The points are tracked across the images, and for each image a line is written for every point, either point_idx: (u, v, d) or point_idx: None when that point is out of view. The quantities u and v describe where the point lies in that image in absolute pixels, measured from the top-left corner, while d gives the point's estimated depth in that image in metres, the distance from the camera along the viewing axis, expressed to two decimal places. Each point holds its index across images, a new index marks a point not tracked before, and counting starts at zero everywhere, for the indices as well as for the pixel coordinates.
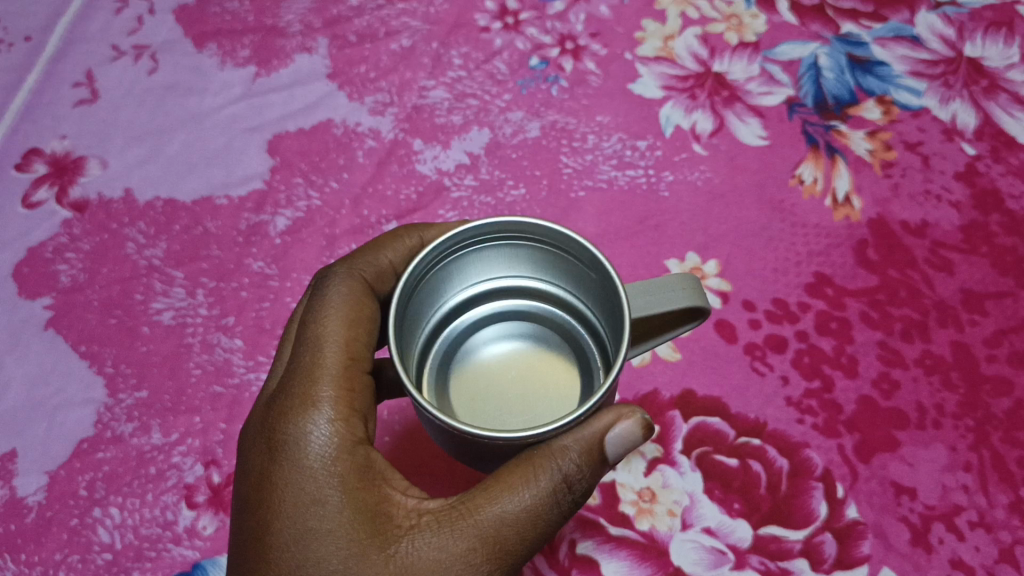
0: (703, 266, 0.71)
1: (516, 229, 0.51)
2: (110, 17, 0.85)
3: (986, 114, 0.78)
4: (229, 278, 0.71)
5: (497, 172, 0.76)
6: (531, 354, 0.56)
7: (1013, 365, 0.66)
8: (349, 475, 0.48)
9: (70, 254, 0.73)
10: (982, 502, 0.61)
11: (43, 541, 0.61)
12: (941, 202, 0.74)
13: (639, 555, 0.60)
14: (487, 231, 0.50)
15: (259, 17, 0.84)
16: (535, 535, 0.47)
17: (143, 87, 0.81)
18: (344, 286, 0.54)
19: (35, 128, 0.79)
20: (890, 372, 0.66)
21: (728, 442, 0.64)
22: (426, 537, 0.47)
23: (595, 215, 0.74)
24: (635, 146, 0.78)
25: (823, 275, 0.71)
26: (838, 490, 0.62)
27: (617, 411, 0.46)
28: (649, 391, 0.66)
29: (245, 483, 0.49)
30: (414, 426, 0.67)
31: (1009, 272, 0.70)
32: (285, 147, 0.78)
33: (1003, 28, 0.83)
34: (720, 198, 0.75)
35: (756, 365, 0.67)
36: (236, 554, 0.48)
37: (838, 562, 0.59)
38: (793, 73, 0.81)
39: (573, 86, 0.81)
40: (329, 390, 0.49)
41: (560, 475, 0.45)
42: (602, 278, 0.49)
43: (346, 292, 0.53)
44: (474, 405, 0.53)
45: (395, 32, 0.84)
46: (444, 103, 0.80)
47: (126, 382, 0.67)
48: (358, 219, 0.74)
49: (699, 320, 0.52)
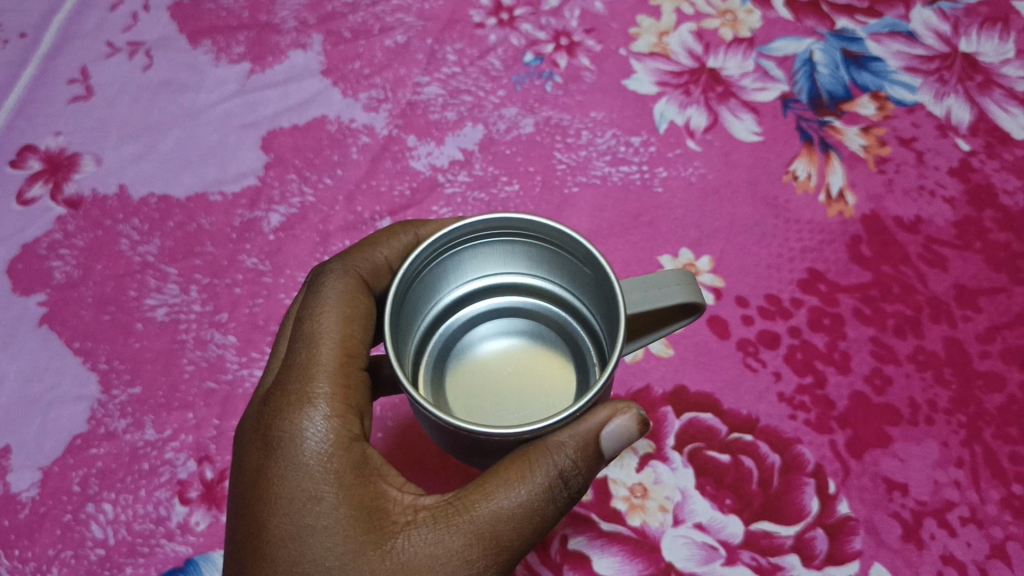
0: (696, 262, 0.71)
1: (511, 226, 0.50)
2: (105, 13, 0.85)
3: (981, 109, 0.78)
4: (223, 274, 0.71)
5: (492, 169, 0.76)
6: (528, 350, 0.56)
7: (1006, 361, 0.66)
8: (345, 472, 0.48)
9: (65, 250, 0.73)
10: (974, 498, 0.61)
11: (37, 537, 0.61)
12: (935, 197, 0.74)
13: (631, 550, 0.60)
14: (482, 228, 0.50)
15: (254, 14, 0.84)
16: (531, 531, 0.47)
17: (138, 84, 0.81)
18: (340, 282, 0.53)
19: (30, 124, 0.79)
20: (882, 368, 0.66)
21: (720, 438, 0.64)
22: (422, 533, 0.47)
23: (588, 211, 0.74)
24: (629, 142, 0.78)
25: (816, 271, 0.71)
26: (830, 486, 0.62)
27: (613, 407, 0.46)
28: (642, 387, 0.66)
29: (241, 480, 0.49)
30: (407, 422, 0.67)
31: (1003, 268, 0.70)
32: (279, 144, 0.78)
33: (999, 24, 0.83)
34: (714, 193, 0.75)
35: (749, 360, 0.67)
36: (233, 551, 0.48)
37: (830, 558, 0.59)
38: (788, 69, 0.81)
39: (567, 82, 0.81)
40: (324, 387, 0.49)
41: (556, 471, 0.45)
42: (597, 274, 0.49)
43: (341, 289, 0.53)
44: (470, 402, 0.53)
45: (389, 28, 0.84)
46: (439, 99, 0.80)
47: (120, 378, 0.67)
48: (352, 215, 0.74)
49: (694, 316, 0.52)
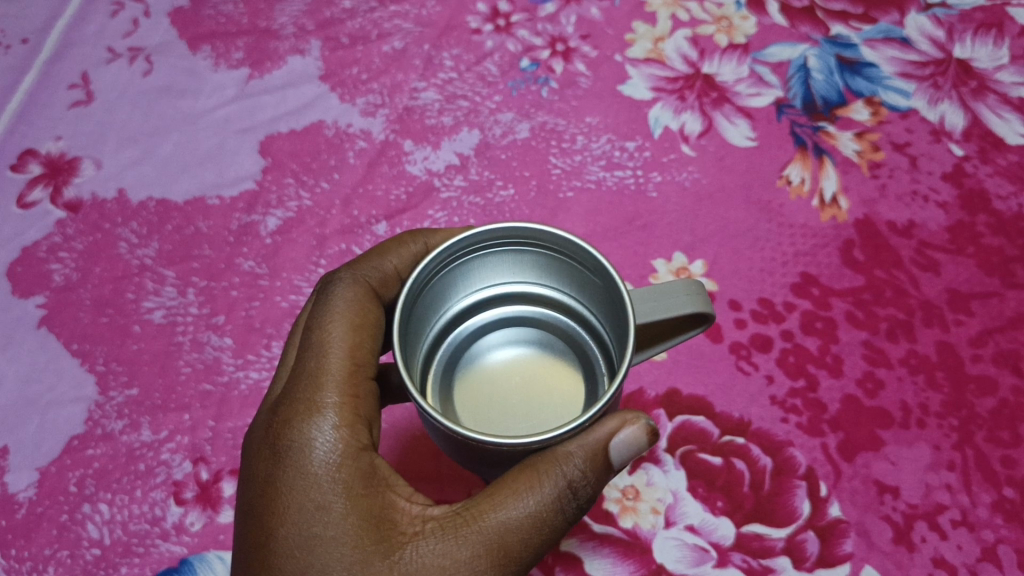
0: (690, 267, 0.72)
1: (520, 235, 0.51)
2: (106, 19, 0.86)
3: (974, 114, 0.78)
4: (219, 277, 0.72)
5: (486, 173, 0.77)
6: (535, 359, 0.57)
7: (997, 364, 0.67)
8: (354, 482, 0.48)
9: (63, 253, 0.74)
10: (965, 502, 0.62)
11: (34, 537, 0.62)
12: (928, 202, 0.74)
13: (622, 552, 0.60)
14: (491, 237, 0.51)
15: (253, 20, 0.85)
16: (539, 542, 0.48)
17: (138, 89, 0.82)
18: (350, 292, 0.54)
19: (32, 129, 0.80)
20: (874, 372, 0.66)
21: (712, 441, 0.64)
22: (429, 544, 0.47)
23: (583, 216, 0.75)
24: (624, 147, 0.78)
25: (809, 275, 0.71)
26: (822, 489, 0.62)
27: (623, 416, 0.46)
28: (634, 391, 0.66)
29: (249, 489, 0.50)
30: (401, 424, 0.67)
31: (995, 272, 0.71)
32: (276, 148, 0.78)
33: (993, 30, 0.83)
34: (708, 198, 0.75)
35: (742, 364, 0.67)
36: (240, 559, 0.48)
37: (820, 560, 0.60)
38: (782, 74, 0.81)
39: (563, 88, 0.82)
40: (333, 397, 0.50)
41: (565, 481, 0.46)
42: (606, 283, 0.49)
43: (351, 298, 0.54)
44: (478, 411, 0.53)
45: (387, 35, 0.85)
46: (435, 104, 0.81)
47: (117, 380, 0.68)
48: (348, 219, 0.75)
49: (702, 326, 0.52)
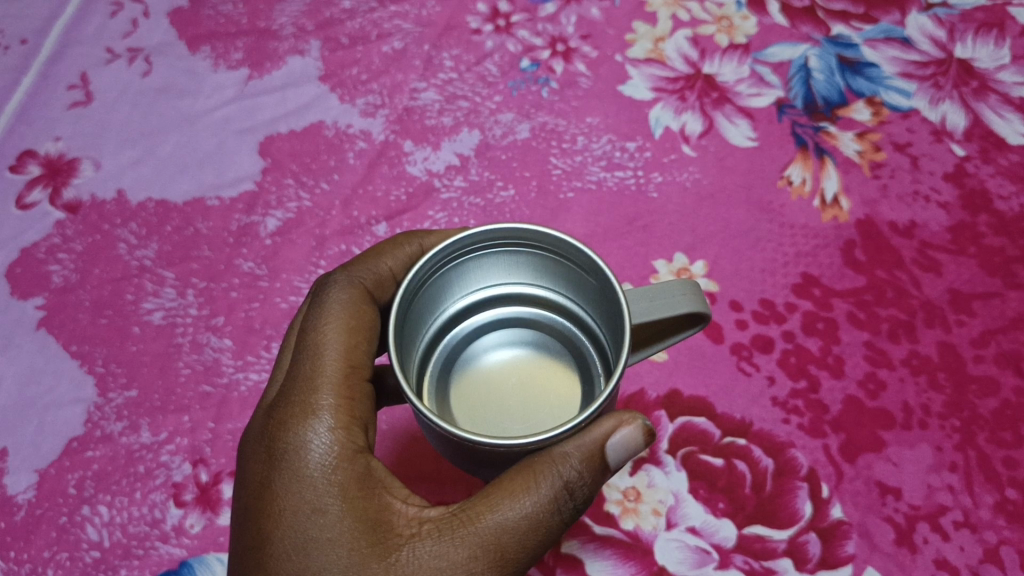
0: (691, 267, 0.72)
1: (515, 236, 0.51)
2: (105, 19, 0.86)
3: (975, 114, 0.78)
4: (219, 278, 0.72)
5: (487, 174, 0.77)
6: (532, 360, 0.56)
7: (999, 365, 0.66)
8: (350, 484, 0.48)
9: (62, 254, 0.73)
10: (967, 503, 0.61)
11: (33, 539, 0.62)
12: (929, 202, 0.74)
13: (623, 554, 0.60)
14: (486, 238, 0.50)
15: (253, 20, 0.85)
16: (536, 543, 0.47)
17: (137, 89, 0.82)
18: (344, 293, 0.54)
19: (31, 130, 0.80)
20: (876, 373, 0.66)
21: (714, 442, 0.64)
22: (426, 545, 0.47)
23: (583, 216, 0.75)
24: (624, 147, 0.78)
25: (810, 276, 0.71)
26: (823, 490, 0.62)
27: (618, 417, 0.46)
28: (636, 392, 0.66)
29: (245, 492, 0.50)
30: (401, 426, 0.67)
31: (997, 272, 0.70)
32: (276, 149, 0.78)
33: (994, 30, 0.83)
34: (709, 198, 0.75)
35: (743, 365, 0.67)
36: (237, 562, 0.48)
37: (822, 562, 0.60)
38: (783, 74, 0.81)
39: (563, 88, 0.82)
40: (329, 399, 0.50)
41: (562, 482, 0.45)
42: (602, 283, 0.49)
43: (346, 299, 0.53)
44: (474, 413, 0.53)
45: (387, 35, 0.84)
46: (435, 105, 0.81)
47: (116, 381, 0.67)
48: (348, 220, 0.75)
49: (699, 326, 0.52)
